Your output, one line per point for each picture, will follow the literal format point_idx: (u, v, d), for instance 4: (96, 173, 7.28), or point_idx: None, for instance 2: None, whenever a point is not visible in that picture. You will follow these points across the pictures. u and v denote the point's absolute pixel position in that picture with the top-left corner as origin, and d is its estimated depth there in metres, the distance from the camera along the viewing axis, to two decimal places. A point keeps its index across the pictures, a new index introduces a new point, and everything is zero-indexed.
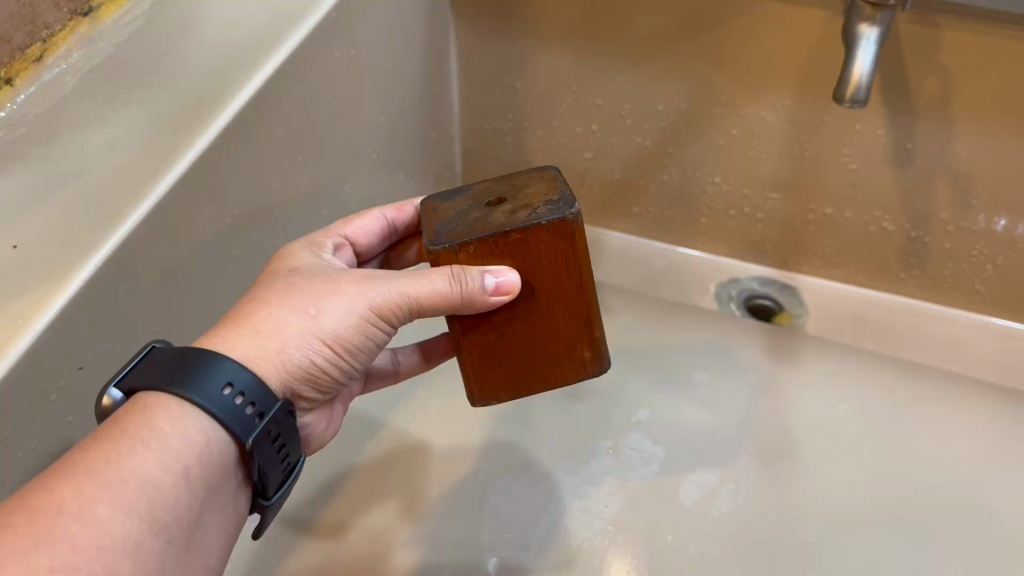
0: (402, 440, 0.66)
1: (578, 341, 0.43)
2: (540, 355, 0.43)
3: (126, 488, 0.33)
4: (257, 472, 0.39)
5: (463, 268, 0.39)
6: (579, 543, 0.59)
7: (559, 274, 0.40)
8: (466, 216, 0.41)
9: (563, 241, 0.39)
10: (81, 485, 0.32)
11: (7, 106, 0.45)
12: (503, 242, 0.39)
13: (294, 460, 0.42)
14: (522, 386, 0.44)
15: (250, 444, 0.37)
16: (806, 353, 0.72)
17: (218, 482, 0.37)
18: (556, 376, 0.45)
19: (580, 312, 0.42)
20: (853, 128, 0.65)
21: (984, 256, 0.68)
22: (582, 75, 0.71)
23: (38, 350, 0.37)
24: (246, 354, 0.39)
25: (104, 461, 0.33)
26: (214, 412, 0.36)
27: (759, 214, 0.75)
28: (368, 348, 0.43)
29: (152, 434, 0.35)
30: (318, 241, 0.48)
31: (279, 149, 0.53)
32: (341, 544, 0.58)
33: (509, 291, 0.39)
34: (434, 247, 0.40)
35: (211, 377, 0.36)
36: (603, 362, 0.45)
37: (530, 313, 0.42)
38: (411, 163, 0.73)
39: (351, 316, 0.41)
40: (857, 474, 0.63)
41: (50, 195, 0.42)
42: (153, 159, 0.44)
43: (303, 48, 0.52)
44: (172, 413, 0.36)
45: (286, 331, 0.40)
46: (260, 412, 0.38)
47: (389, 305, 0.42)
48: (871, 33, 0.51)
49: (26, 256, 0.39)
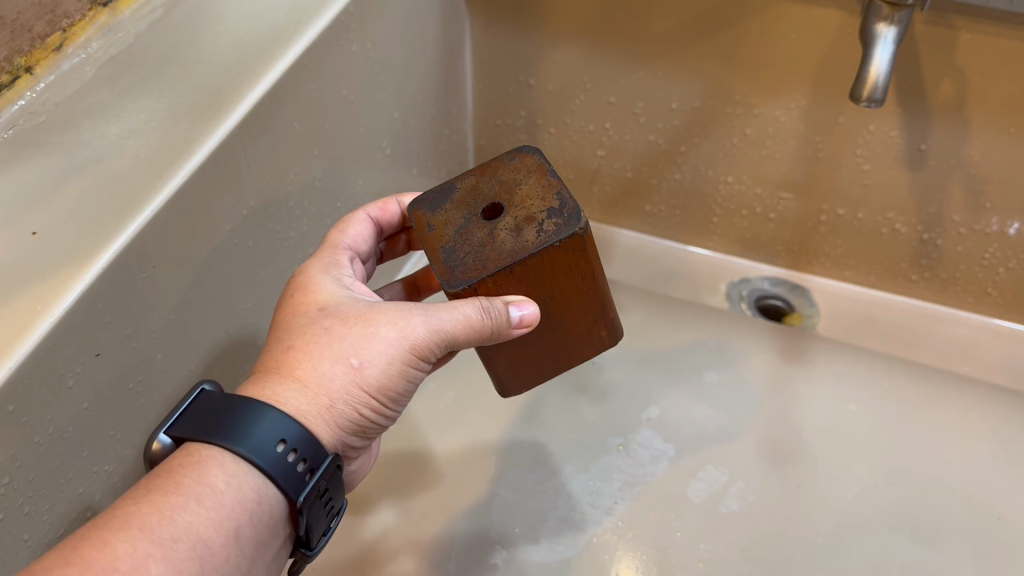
0: (413, 434, 0.66)
1: (595, 325, 0.44)
2: (561, 347, 0.44)
3: (178, 547, 0.33)
4: (305, 528, 0.39)
5: (489, 297, 0.39)
6: (589, 539, 0.59)
7: (575, 281, 0.40)
8: (470, 236, 0.39)
9: (578, 254, 0.39)
10: (135, 540, 0.32)
11: (28, 95, 0.47)
12: (521, 270, 0.38)
13: (338, 507, 0.42)
14: (547, 369, 0.46)
15: (301, 502, 0.37)
16: (816, 354, 0.72)
17: (267, 540, 0.37)
18: (577, 355, 0.45)
19: (594, 301, 0.42)
20: (867, 128, 0.65)
21: (996, 259, 0.68)
22: (597, 73, 0.71)
23: (58, 335, 0.37)
24: (297, 410, 0.39)
25: (157, 515, 0.33)
26: (269, 472, 0.36)
27: (771, 214, 0.75)
28: (408, 387, 0.43)
29: (206, 490, 0.35)
30: (332, 258, 0.48)
31: (296, 141, 0.53)
32: (354, 538, 0.59)
33: (527, 324, 0.40)
34: (455, 288, 0.38)
35: (266, 435, 0.37)
36: (619, 332, 0.46)
37: (550, 317, 0.42)
38: (424, 158, 0.73)
39: (390, 358, 0.41)
40: (866, 474, 0.63)
41: (71, 183, 0.43)
42: (173, 148, 0.44)
43: (320, 41, 0.52)
44: (228, 468, 0.36)
45: (332, 384, 0.40)
46: (310, 468, 0.38)
47: (427, 341, 0.41)
48: (888, 33, 0.51)
49: (45, 242, 0.40)
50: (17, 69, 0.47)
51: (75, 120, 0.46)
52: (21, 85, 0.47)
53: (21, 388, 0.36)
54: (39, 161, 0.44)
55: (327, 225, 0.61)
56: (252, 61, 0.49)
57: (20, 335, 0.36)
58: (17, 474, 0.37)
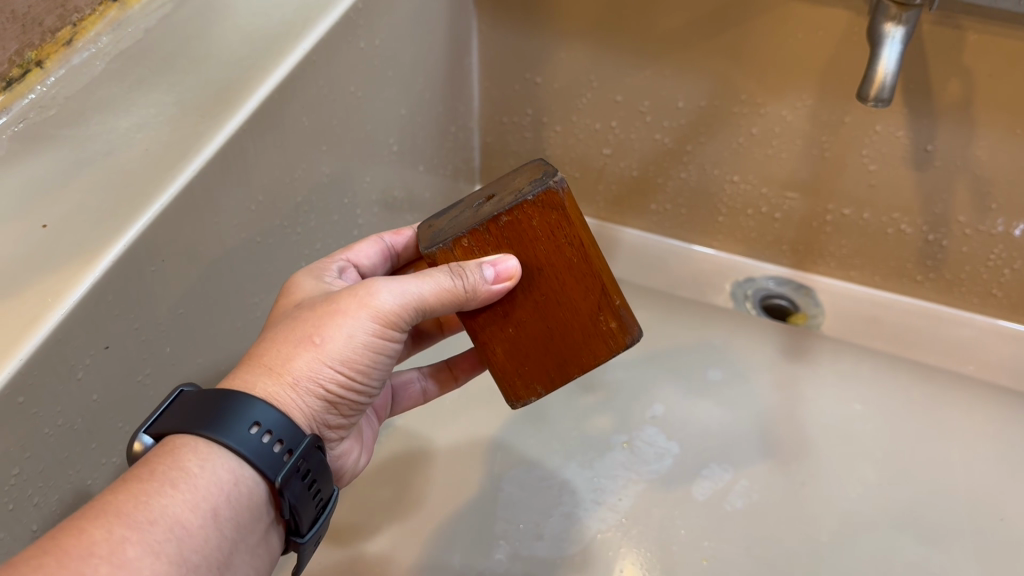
0: (417, 431, 0.66)
1: (599, 311, 0.41)
2: (568, 342, 0.42)
3: (155, 530, 0.32)
4: (289, 510, 0.38)
5: (463, 264, 0.39)
6: (592, 536, 0.59)
7: (561, 248, 0.39)
8: (458, 219, 0.41)
9: (556, 212, 0.38)
10: (111, 525, 0.31)
11: (38, 89, 0.47)
12: (495, 228, 0.39)
13: (327, 495, 0.41)
14: (557, 375, 0.43)
15: (279, 482, 0.36)
16: (821, 355, 0.72)
17: (249, 522, 0.36)
18: (589, 356, 0.43)
19: (593, 281, 0.41)
20: (873, 128, 0.65)
21: (1002, 260, 0.68)
22: (603, 71, 0.71)
23: (68, 327, 0.38)
24: (264, 392, 0.37)
25: (133, 501, 0.32)
26: (243, 454, 0.35)
27: (777, 214, 0.75)
28: (384, 361, 0.42)
29: (181, 474, 0.34)
30: (322, 266, 0.48)
31: (304, 136, 0.53)
32: (358, 535, 0.59)
33: (510, 276, 0.39)
34: (430, 250, 0.40)
35: (239, 417, 0.35)
36: (634, 331, 0.43)
37: (543, 297, 0.41)
38: (430, 155, 0.73)
39: (358, 334, 0.40)
40: (871, 474, 0.63)
41: (81, 176, 0.43)
42: (181, 142, 0.44)
43: (329, 37, 0.52)
44: (201, 452, 0.35)
45: (299, 365, 0.39)
46: (289, 449, 0.37)
47: (396, 310, 0.40)
48: (896, 33, 0.51)
49: (56, 234, 0.40)
50: (28, 62, 0.47)
51: (85, 114, 0.46)
52: (32, 78, 0.47)
53: (31, 380, 0.36)
54: (49, 154, 0.44)
55: (334, 221, 0.61)
56: (261, 55, 0.50)
57: (30, 326, 0.36)
58: (25, 465, 0.38)
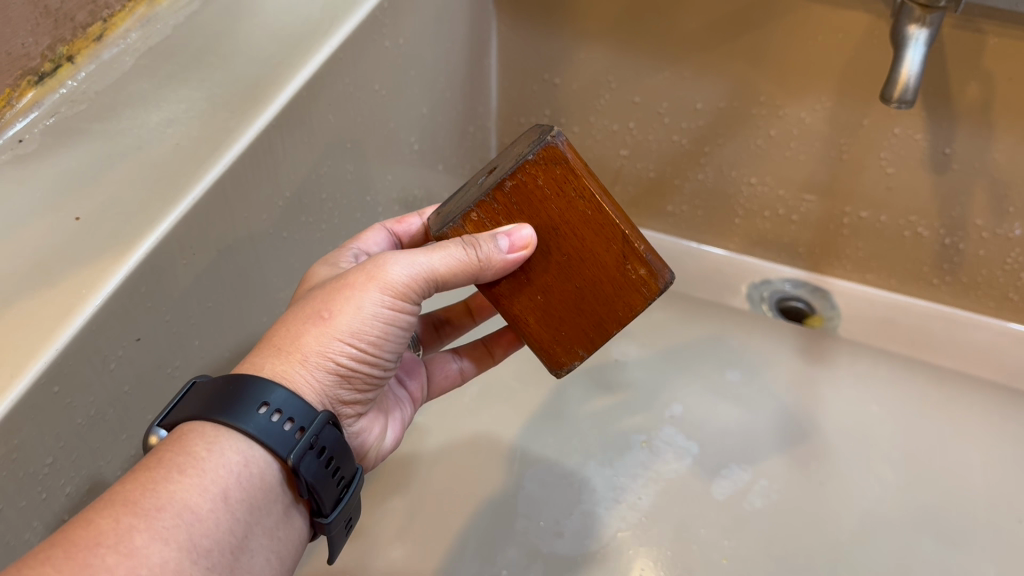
0: (435, 429, 0.66)
1: (625, 260, 0.40)
2: (598, 298, 0.41)
3: (163, 516, 0.31)
4: (308, 490, 0.37)
5: (476, 238, 0.39)
6: (612, 533, 0.60)
7: (573, 204, 0.39)
8: (465, 196, 0.42)
9: (560, 167, 0.38)
10: (118, 515, 0.31)
11: (69, 84, 0.48)
12: (502, 195, 0.39)
13: (349, 474, 0.40)
14: (595, 334, 0.42)
15: (293, 460, 0.35)
16: (838, 356, 0.72)
17: (264, 504, 0.36)
18: (625, 308, 0.41)
19: (612, 230, 0.39)
20: (892, 131, 0.65)
21: (1019, 264, 0.68)
22: (622, 72, 0.71)
23: (102, 317, 0.38)
24: (273, 371, 0.37)
25: (140, 490, 0.32)
26: (253, 434, 0.35)
27: (794, 216, 0.75)
28: (397, 334, 0.42)
29: (188, 460, 0.34)
30: (335, 256, 0.48)
31: (329, 134, 0.54)
32: (379, 532, 0.59)
33: (525, 246, 0.39)
34: (441, 231, 0.41)
35: (247, 399, 0.35)
36: (667, 275, 0.41)
37: (566, 257, 0.40)
38: (449, 154, 0.74)
39: (367, 307, 0.39)
40: (891, 474, 0.63)
41: (113, 170, 0.43)
42: (212, 137, 0.45)
43: (355, 35, 0.52)
44: (208, 436, 0.35)
45: (308, 341, 0.38)
46: (301, 427, 0.36)
47: (407, 281, 0.40)
48: (920, 34, 0.51)
49: (89, 226, 0.40)
50: (59, 57, 0.48)
51: (115, 109, 0.47)
52: (63, 73, 0.48)
53: (66, 369, 0.37)
54: (81, 148, 0.44)
55: (356, 218, 0.62)
56: (289, 53, 0.50)
57: (66, 316, 0.36)
58: (59, 454, 0.38)
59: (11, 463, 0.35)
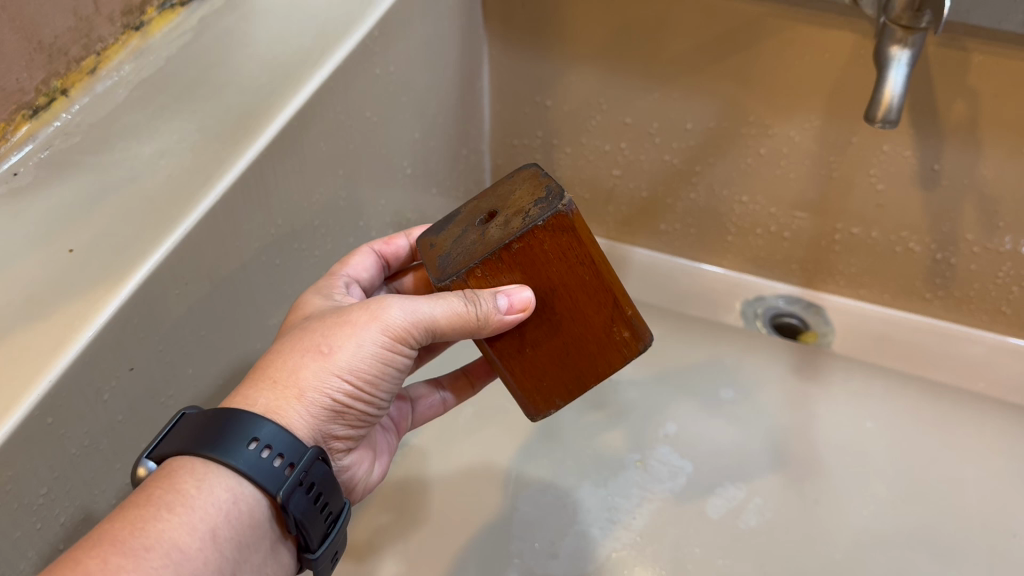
0: (431, 451, 0.66)
1: (613, 323, 0.41)
2: (583, 353, 0.41)
3: (151, 556, 0.32)
4: (297, 526, 0.37)
5: (476, 292, 0.38)
6: (607, 554, 0.60)
7: (572, 268, 0.38)
8: (463, 242, 0.40)
9: (566, 234, 0.37)
10: (106, 555, 0.31)
11: (63, 116, 0.49)
12: (508, 255, 0.38)
13: (337, 510, 0.40)
14: (575, 386, 0.43)
15: (281, 496, 0.36)
16: (832, 372, 0.72)
17: (252, 540, 0.36)
18: (604, 366, 0.42)
19: (605, 296, 0.40)
20: (880, 148, 0.66)
21: (1010, 278, 0.68)
22: (613, 94, 0.72)
23: (96, 349, 0.38)
24: (266, 406, 0.38)
25: (129, 529, 0.32)
26: (242, 470, 0.35)
27: (786, 233, 0.75)
28: (392, 374, 0.42)
29: (177, 498, 0.34)
30: (327, 285, 0.48)
31: (322, 162, 0.54)
32: (374, 555, 0.59)
33: (524, 308, 0.38)
34: (443, 283, 0.39)
35: (238, 435, 0.35)
36: (647, 336, 0.42)
37: (558, 316, 0.40)
38: (443, 177, 0.74)
39: (367, 345, 0.40)
40: (884, 491, 0.63)
41: (105, 202, 0.44)
42: (203, 169, 0.45)
43: (345, 64, 0.53)
44: (198, 472, 0.35)
45: (305, 374, 0.39)
46: (290, 463, 0.36)
47: (406, 325, 0.40)
48: (902, 55, 0.52)
49: (82, 258, 0.41)
50: (53, 91, 0.48)
51: (110, 141, 0.48)
52: (57, 106, 0.49)
53: (59, 401, 0.37)
54: (75, 181, 0.45)
55: (349, 242, 0.62)
56: (280, 83, 0.51)
57: (59, 349, 0.37)
58: (53, 485, 0.38)
59: (5, 495, 0.35)
